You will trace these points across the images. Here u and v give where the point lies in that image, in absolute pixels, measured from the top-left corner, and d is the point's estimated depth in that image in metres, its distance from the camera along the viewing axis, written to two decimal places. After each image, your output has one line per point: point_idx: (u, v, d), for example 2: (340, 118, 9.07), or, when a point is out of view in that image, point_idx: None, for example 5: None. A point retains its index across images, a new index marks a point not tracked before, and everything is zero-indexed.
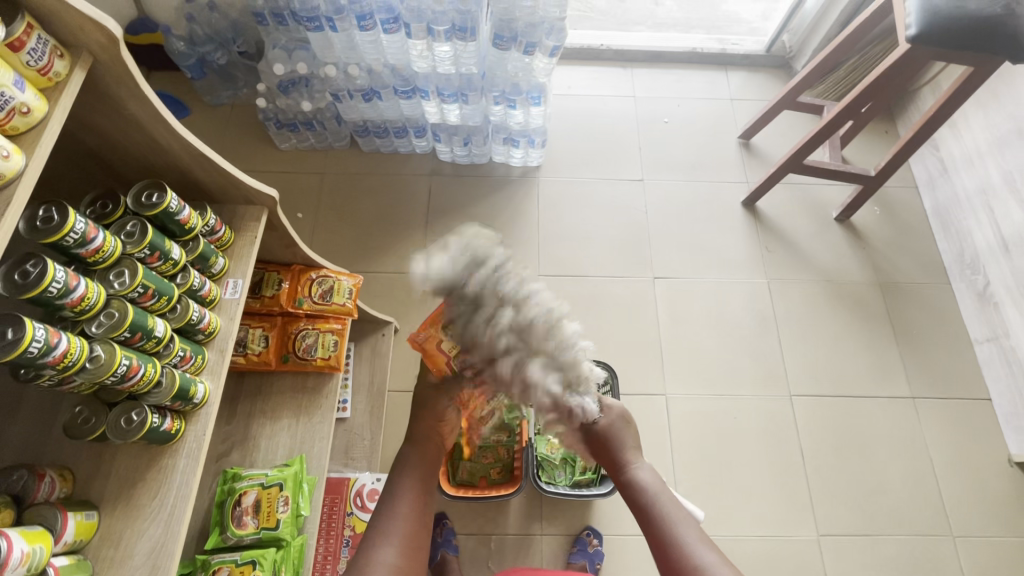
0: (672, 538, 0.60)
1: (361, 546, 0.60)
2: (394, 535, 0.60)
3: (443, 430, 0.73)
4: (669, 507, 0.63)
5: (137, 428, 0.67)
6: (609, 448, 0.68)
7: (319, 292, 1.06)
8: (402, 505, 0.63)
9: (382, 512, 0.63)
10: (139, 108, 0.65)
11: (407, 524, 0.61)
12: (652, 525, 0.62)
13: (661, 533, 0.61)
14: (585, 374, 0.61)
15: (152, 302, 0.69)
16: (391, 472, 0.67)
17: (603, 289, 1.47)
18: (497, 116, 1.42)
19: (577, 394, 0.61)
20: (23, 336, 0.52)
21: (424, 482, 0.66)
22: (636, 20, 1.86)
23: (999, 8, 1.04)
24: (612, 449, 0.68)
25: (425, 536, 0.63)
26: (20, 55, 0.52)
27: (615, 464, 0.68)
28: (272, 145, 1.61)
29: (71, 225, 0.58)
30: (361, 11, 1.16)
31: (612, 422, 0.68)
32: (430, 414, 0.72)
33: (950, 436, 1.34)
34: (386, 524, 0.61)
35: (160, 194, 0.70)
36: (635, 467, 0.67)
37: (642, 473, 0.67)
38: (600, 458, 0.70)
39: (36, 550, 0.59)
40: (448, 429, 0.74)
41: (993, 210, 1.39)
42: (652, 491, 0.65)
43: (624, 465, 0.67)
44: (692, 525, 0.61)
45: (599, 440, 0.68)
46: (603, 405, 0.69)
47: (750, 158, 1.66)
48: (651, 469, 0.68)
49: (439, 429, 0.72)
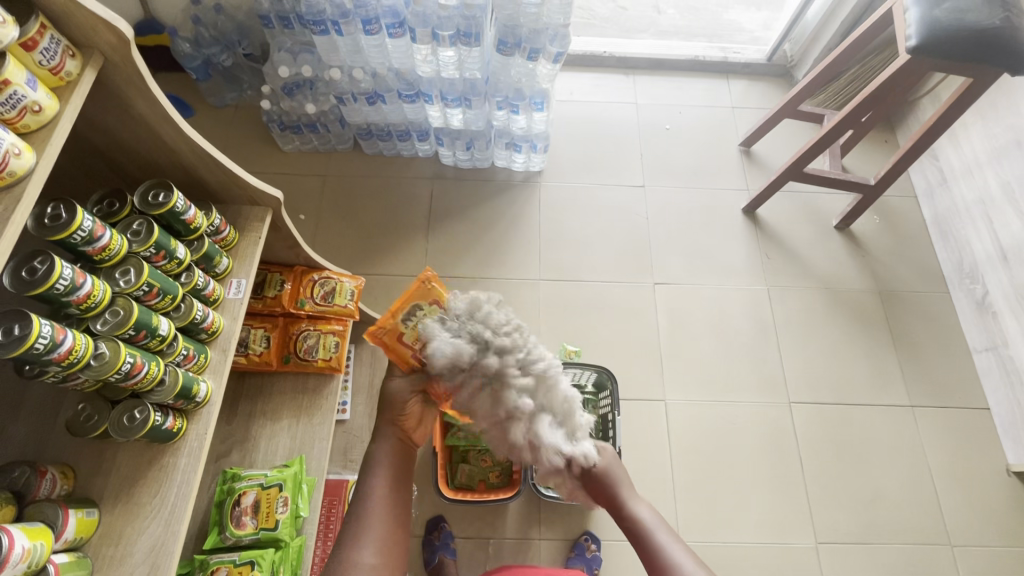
0: (671, 566, 0.62)
1: (339, 547, 0.61)
2: (370, 536, 0.62)
3: (408, 423, 0.73)
4: (666, 540, 0.65)
5: (140, 425, 0.67)
6: (606, 488, 0.69)
7: (321, 293, 1.07)
8: (376, 503, 0.64)
9: (357, 512, 0.64)
10: (149, 108, 0.65)
11: (382, 524, 0.63)
12: (652, 556, 0.64)
13: (658, 561, 0.63)
14: (576, 422, 0.67)
15: (157, 300, 0.69)
16: (363, 468, 0.68)
17: (604, 294, 1.47)
18: (500, 121, 1.44)
19: (574, 442, 0.66)
20: (30, 332, 0.53)
21: (398, 477, 0.68)
22: (639, 28, 1.89)
23: (999, 21, 1.05)
24: (608, 488, 0.69)
25: (401, 533, 0.64)
26: (33, 54, 0.53)
27: (613, 503, 0.69)
28: (275, 146, 1.61)
29: (78, 222, 0.59)
30: (367, 16, 1.17)
31: (607, 464, 0.70)
32: (392, 405, 0.72)
33: (947, 444, 1.35)
34: (361, 524, 0.62)
35: (166, 193, 0.71)
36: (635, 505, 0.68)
37: (642, 511, 0.68)
38: (599, 498, 0.71)
39: (37, 546, 0.59)
40: (412, 424, 0.73)
41: (993, 220, 1.40)
42: (653, 529, 0.66)
43: (623, 503, 0.68)
44: (685, 551, 0.63)
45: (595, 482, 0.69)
46: (599, 448, 0.72)
47: (750, 166, 1.67)
48: (651, 507, 0.69)
49: (402, 423, 0.72)
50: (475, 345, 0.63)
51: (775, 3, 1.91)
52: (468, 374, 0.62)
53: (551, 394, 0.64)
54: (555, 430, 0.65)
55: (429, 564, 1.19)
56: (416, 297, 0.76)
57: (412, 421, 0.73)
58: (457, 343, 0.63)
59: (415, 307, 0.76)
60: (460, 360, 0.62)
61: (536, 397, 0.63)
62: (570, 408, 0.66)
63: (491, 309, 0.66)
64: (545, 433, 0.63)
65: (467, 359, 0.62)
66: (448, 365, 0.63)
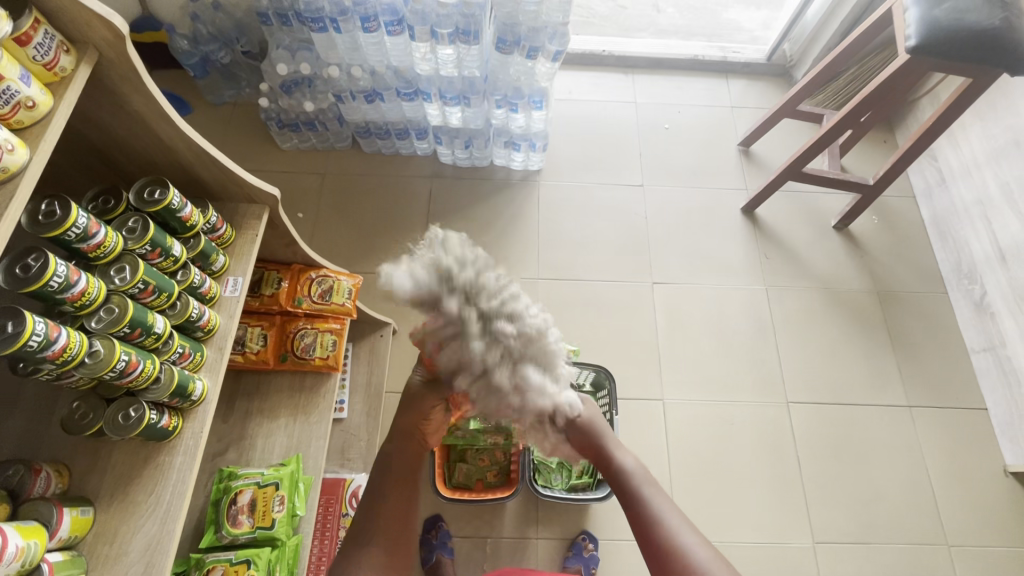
0: (655, 518, 0.61)
1: (346, 546, 0.62)
2: (377, 536, 0.62)
3: (428, 429, 0.72)
4: (651, 493, 0.64)
5: (135, 423, 0.66)
6: (592, 441, 0.69)
7: (318, 291, 1.06)
8: (385, 503, 0.65)
9: (366, 512, 0.64)
10: (145, 105, 0.65)
11: (390, 525, 0.63)
12: (637, 511, 0.63)
13: (640, 509, 0.62)
14: (558, 370, 0.66)
15: (152, 298, 0.69)
16: (374, 469, 0.68)
17: (602, 293, 1.47)
18: (499, 120, 1.43)
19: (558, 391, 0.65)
20: (23, 330, 0.52)
21: (409, 477, 0.68)
22: (639, 27, 1.89)
23: (998, 21, 1.04)
24: (594, 441, 0.69)
25: (410, 534, 0.64)
26: (27, 49, 0.52)
27: (600, 456, 0.69)
28: (273, 144, 1.61)
29: (73, 219, 0.58)
30: (365, 13, 1.17)
31: (591, 417, 0.70)
32: (414, 410, 0.71)
33: (945, 444, 1.35)
34: (369, 524, 0.63)
35: (162, 190, 0.70)
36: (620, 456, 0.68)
37: (626, 462, 0.67)
38: (584, 450, 0.71)
39: (31, 545, 0.59)
40: (432, 429, 0.73)
41: (991, 221, 1.40)
42: (637, 481, 0.65)
43: (609, 454, 0.68)
44: (666, 501, 0.63)
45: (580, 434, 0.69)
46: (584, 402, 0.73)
47: (750, 165, 1.67)
48: (636, 459, 0.68)
49: (422, 428, 0.71)
50: (440, 282, 0.57)
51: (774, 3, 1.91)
52: (433, 314, 0.58)
53: (532, 342, 0.60)
54: (541, 376, 0.62)
55: (427, 563, 1.19)
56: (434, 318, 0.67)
57: (432, 427, 0.73)
58: (421, 279, 0.57)
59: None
60: (426, 296, 0.57)
61: (515, 349, 0.59)
62: (552, 356, 0.63)
63: (461, 243, 0.59)
64: (525, 381, 0.60)
65: (431, 298, 0.57)
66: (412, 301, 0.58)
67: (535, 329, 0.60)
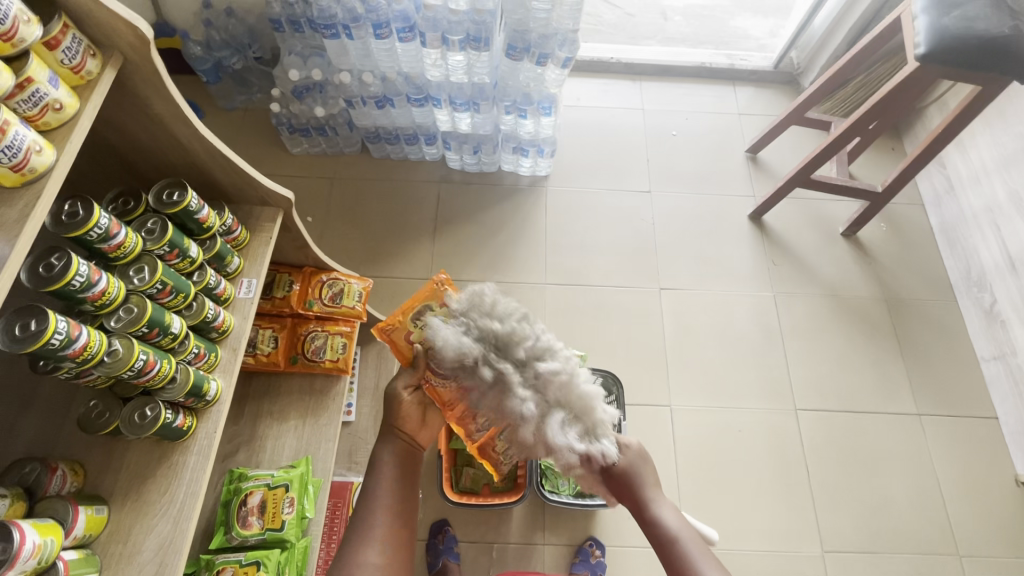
0: (693, 575, 0.61)
1: (345, 546, 0.63)
2: (375, 534, 0.63)
3: (408, 423, 0.75)
4: (692, 548, 0.64)
5: (151, 423, 0.67)
6: (629, 486, 0.68)
7: (329, 294, 1.06)
8: (382, 503, 0.66)
9: (363, 514, 0.65)
10: (165, 107, 0.66)
11: (387, 524, 0.65)
12: (674, 561, 0.63)
13: (681, 568, 0.63)
14: (596, 418, 0.66)
15: (169, 298, 0.70)
16: (367, 473, 0.70)
17: (610, 298, 1.48)
18: (508, 125, 1.44)
19: (590, 440, 0.64)
20: (46, 328, 0.53)
21: (401, 478, 0.70)
22: (647, 34, 1.89)
23: (1008, 29, 1.05)
24: (631, 486, 0.68)
25: (406, 532, 0.66)
26: (55, 53, 0.53)
27: (635, 502, 0.68)
28: (283, 150, 1.62)
29: (95, 219, 0.59)
30: (378, 20, 1.19)
31: (630, 461, 0.69)
32: (392, 405, 0.75)
33: (959, 455, 1.34)
34: (365, 524, 0.64)
35: (181, 192, 0.71)
36: (656, 504, 0.68)
37: (662, 509, 0.67)
38: (620, 496, 0.69)
39: (48, 542, 0.59)
40: (412, 420, 0.75)
41: (1000, 228, 1.40)
42: (674, 529, 0.66)
43: (645, 502, 0.67)
44: (707, 556, 0.63)
45: (618, 479, 0.68)
46: (621, 445, 0.70)
47: (758, 172, 1.67)
48: (672, 506, 0.68)
49: (403, 423, 0.74)
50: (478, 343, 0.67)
51: (782, 11, 1.92)
52: (471, 368, 0.66)
53: (564, 388, 0.65)
54: (567, 428, 0.63)
55: (433, 567, 1.19)
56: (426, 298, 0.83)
57: (413, 424, 0.75)
58: (461, 342, 0.66)
59: (426, 307, 0.82)
60: (466, 357, 0.66)
61: (547, 395, 0.65)
62: (589, 404, 0.66)
63: (493, 313, 0.69)
64: (555, 427, 0.63)
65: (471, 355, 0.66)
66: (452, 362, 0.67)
67: (564, 375, 0.65)
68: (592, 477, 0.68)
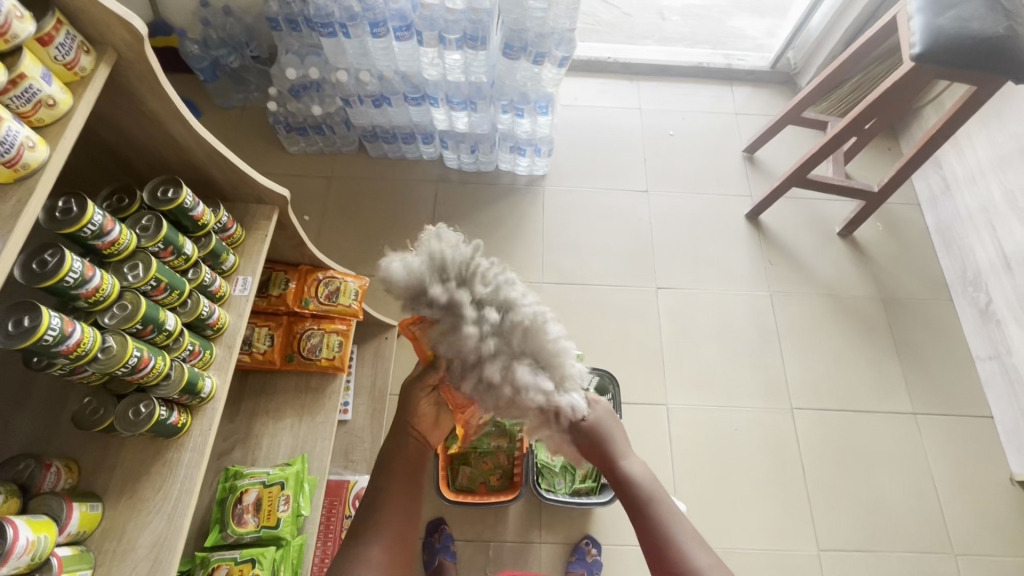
0: (670, 538, 0.60)
1: (348, 545, 0.63)
2: (379, 533, 0.63)
3: (421, 423, 0.70)
4: (667, 511, 0.62)
5: (145, 419, 0.67)
6: (598, 444, 0.63)
7: (325, 292, 1.06)
8: (388, 502, 0.66)
9: (368, 512, 0.65)
10: (160, 105, 0.66)
11: (392, 523, 0.64)
12: (649, 524, 0.62)
13: (656, 531, 0.61)
14: (565, 370, 0.57)
15: (164, 295, 0.70)
16: (373, 473, 0.69)
17: (607, 297, 1.48)
18: (505, 124, 1.44)
19: (558, 391, 0.56)
20: (40, 324, 0.53)
21: (410, 477, 0.68)
22: (644, 34, 1.90)
23: (1002, 29, 1.05)
24: (601, 444, 0.63)
25: (411, 530, 0.66)
26: (49, 49, 0.53)
27: (603, 459, 0.64)
28: (280, 148, 1.62)
29: (89, 216, 0.59)
30: (374, 19, 1.19)
31: (599, 418, 0.63)
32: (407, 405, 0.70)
33: (954, 454, 1.34)
34: (369, 523, 0.64)
35: (176, 189, 0.71)
36: (627, 462, 0.64)
37: (633, 467, 0.64)
38: (585, 452, 0.64)
39: (42, 539, 0.59)
40: (427, 420, 0.70)
41: (996, 228, 1.41)
42: (647, 489, 0.64)
43: (616, 461, 0.64)
44: (681, 519, 0.62)
45: (587, 438, 0.62)
46: (589, 401, 0.65)
47: (755, 172, 1.68)
48: (641, 462, 0.66)
49: (416, 423, 0.70)
50: (433, 273, 0.55)
51: (779, 12, 1.93)
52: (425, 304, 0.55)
53: (532, 333, 0.55)
54: (536, 376, 0.54)
55: (429, 566, 1.19)
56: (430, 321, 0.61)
57: (427, 423, 0.71)
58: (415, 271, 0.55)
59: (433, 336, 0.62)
60: (418, 287, 0.55)
61: (512, 336, 0.54)
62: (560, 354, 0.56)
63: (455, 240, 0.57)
64: (522, 377, 0.53)
65: (426, 281, 0.54)
66: (402, 293, 0.56)
67: (534, 318, 0.55)
68: (561, 435, 0.60)
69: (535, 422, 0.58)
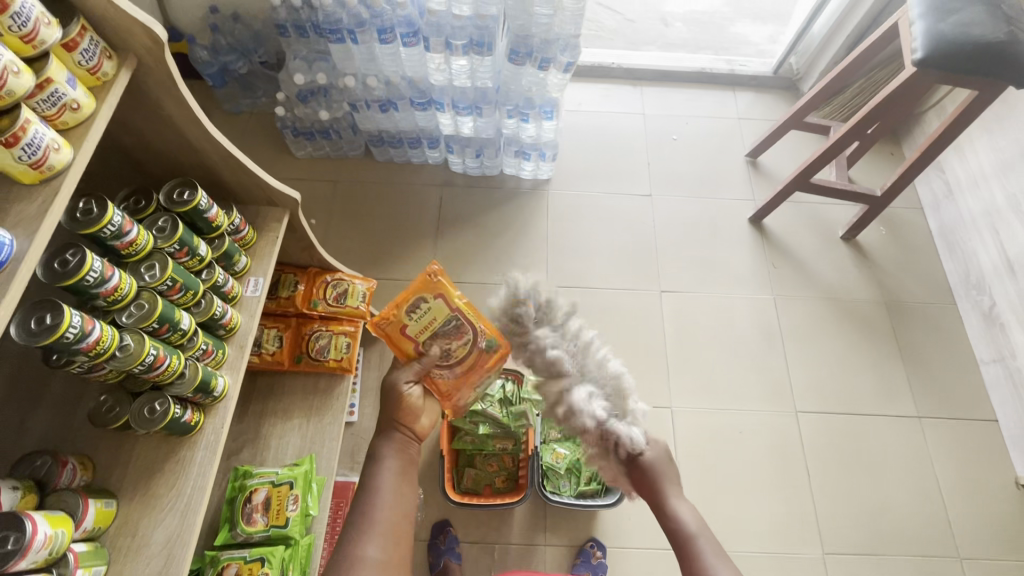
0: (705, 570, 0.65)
1: (346, 537, 0.64)
2: (376, 526, 0.64)
3: (408, 415, 0.77)
4: (708, 551, 0.67)
5: (160, 417, 0.68)
6: (652, 481, 0.75)
7: (333, 294, 1.08)
8: (383, 496, 0.67)
9: (364, 506, 0.66)
10: (177, 110, 0.68)
11: (387, 517, 0.66)
12: (690, 560, 0.67)
13: (694, 566, 0.66)
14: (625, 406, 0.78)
15: (179, 295, 0.71)
16: (366, 469, 0.71)
17: (611, 300, 1.49)
18: (509, 129, 1.45)
19: (620, 422, 0.75)
20: (61, 322, 0.54)
21: (402, 474, 0.71)
22: (646, 40, 1.92)
23: (1002, 35, 1.06)
24: (654, 481, 0.75)
25: (406, 525, 0.67)
26: (73, 54, 0.55)
27: (656, 498, 0.74)
28: (288, 153, 1.64)
29: (108, 217, 0.61)
30: (382, 25, 1.21)
31: (655, 460, 0.76)
32: (393, 399, 0.77)
33: (959, 457, 1.35)
34: (364, 520, 0.65)
35: (191, 192, 0.73)
36: (676, 502, 0.72)
37: (681, 507, 0.72)
38: (642, 488, 0.76)
39: (59, 534, 0.60)
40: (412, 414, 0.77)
41: (999, 232, 1.41)
42: (691, 528, 0.70)
43: (665, 500, 0.73)
44: (721, 559, 0.67)
45: (643, 473, 0.75)
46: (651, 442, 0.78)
47: (758, 176, 1.69)
48: (692, 507, 0.72)
49: (403, 415, 0.76)
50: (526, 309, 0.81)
51: (781, 18, 1.94)
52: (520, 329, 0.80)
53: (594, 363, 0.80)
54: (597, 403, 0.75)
55: (435, 567, 1.20)
56: (420, 291, 0.85)
57: (412, 416, 0.77)
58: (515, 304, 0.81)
59: (421, 299, 0.85)
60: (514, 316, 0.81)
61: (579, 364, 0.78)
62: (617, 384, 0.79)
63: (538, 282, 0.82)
64: (587, 399, 0.75)
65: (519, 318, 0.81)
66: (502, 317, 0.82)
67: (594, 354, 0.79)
68: (619, 466, 0.77)
69: (598, 451, 0.76)
